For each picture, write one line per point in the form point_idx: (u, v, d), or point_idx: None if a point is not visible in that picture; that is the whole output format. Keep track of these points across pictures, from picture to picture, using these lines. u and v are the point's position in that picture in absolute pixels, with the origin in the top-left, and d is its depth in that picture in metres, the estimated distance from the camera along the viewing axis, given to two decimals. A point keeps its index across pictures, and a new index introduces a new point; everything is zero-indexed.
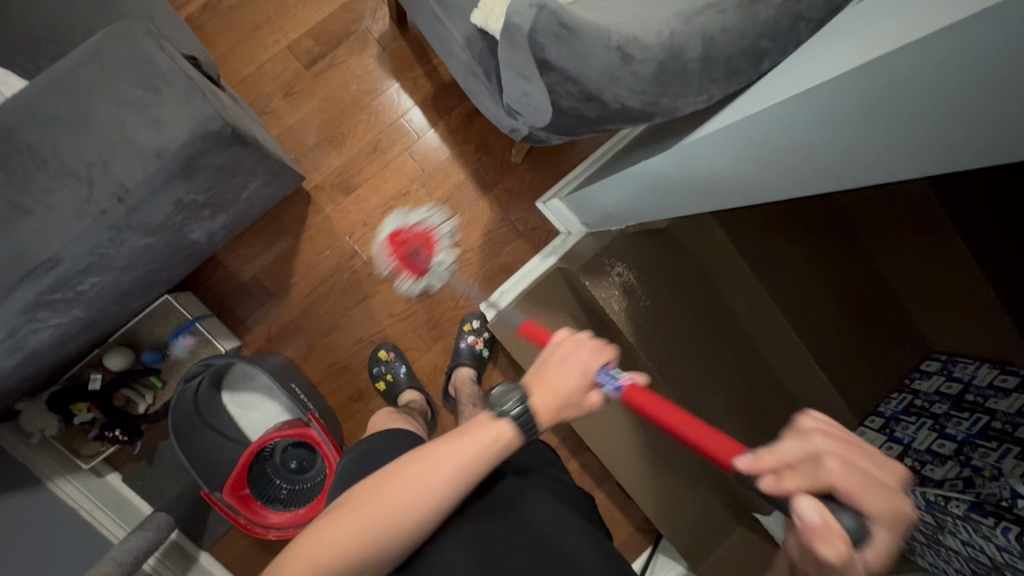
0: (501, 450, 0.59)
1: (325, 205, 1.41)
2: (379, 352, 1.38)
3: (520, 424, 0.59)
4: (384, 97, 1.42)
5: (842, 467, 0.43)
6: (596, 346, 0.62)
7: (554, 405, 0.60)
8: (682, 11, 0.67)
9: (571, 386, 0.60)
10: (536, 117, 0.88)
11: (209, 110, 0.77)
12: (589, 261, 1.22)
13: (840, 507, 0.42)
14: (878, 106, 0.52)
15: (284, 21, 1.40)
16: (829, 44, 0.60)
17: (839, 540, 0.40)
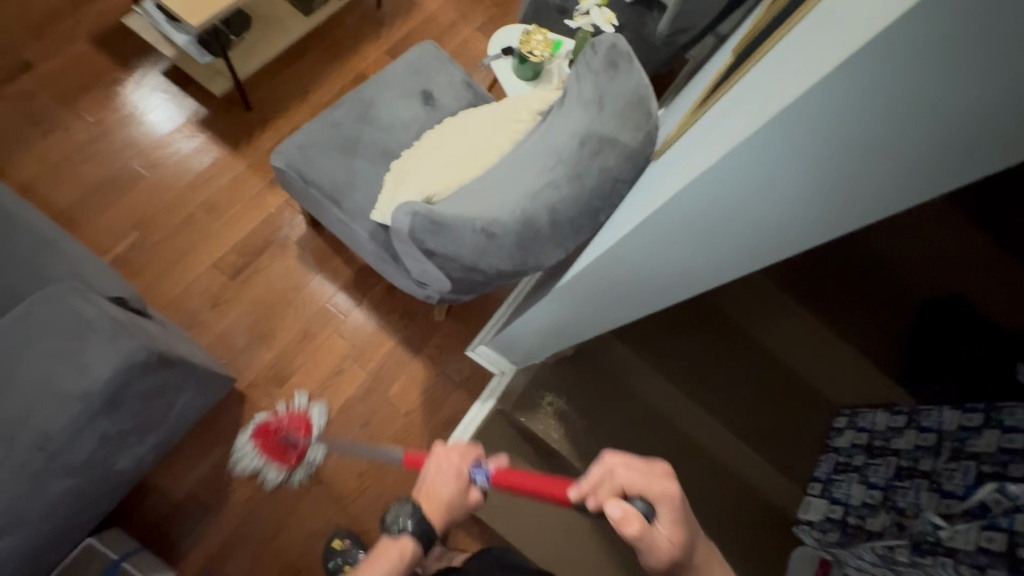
0: (408, 560, 0.71)
1: (261, 400, 1.43)
2: (333, 542, 1.32)
3: (417, 533, 0.71)
4: (308, 288, 1.55)
5: (625, 471, 0.64)
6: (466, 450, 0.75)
7: (441, 506, 0.73)
8: (527, 193, 0.87)
9: (449, 490, 0.73)
10: (439, 285, 1.01)
11: (133, 345, 0.85)
12: (520, 397, 1.31)
13: (633, 498, 0.63)
14: (694, 220, 0.67)
15: (208, 243, 1.55)
16: (646, 199, 0.79)
17: (635, 522, 0.61)
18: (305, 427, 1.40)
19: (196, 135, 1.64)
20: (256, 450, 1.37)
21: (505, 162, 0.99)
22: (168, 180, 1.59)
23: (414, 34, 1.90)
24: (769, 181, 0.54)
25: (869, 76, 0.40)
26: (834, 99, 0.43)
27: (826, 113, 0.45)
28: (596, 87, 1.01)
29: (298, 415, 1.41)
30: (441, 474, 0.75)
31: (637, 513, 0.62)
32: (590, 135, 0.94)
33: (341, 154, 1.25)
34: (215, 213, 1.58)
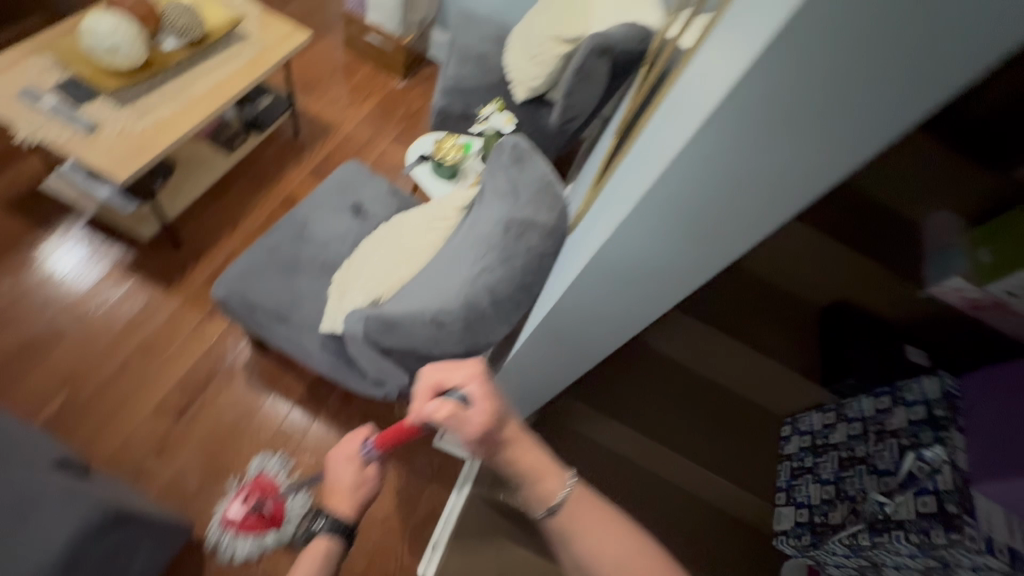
0: (332, 550, 0.84)
1: (223, 543, 1.34)
2: None
3: (331, 525, 0.84)
4: (261, 412, 1.52)
5: (437, 377, 0.75)
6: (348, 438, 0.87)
7: (350, 494, 0.86)
8: (466, 280, 0.96)
9: (350, 476, 0.86)
10: (400, 381, 1.05)
11: (92, 504, 0.86)
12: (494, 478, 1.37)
13: (449, 391, 0.73)
14: (651, 234, 0.71)
15: (147, 386, 1.49)
16: (573, 260, 0.90)
17: (449, 405, 0.69)
18: (268, 487, 1.35)
19: (125, 281, 1.63)
20: (241, 535, 1.34)
21: (441, 257, 1.09)
22: (99, 330, 1.54)
23: (335, 153, 2.06)
24: (711, 178, 0.60)
25: (740, 123, 0.53)
26: (776, 71, 0.48)
27: (707, 149, 0.57)
28: (508, 180, 1.16)
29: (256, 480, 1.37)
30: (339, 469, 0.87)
31: (453, 403, 0.70)
32: (512, 221, 1.06)
33: (282, 274, 1.31)
34: (153, 355, 1.54)
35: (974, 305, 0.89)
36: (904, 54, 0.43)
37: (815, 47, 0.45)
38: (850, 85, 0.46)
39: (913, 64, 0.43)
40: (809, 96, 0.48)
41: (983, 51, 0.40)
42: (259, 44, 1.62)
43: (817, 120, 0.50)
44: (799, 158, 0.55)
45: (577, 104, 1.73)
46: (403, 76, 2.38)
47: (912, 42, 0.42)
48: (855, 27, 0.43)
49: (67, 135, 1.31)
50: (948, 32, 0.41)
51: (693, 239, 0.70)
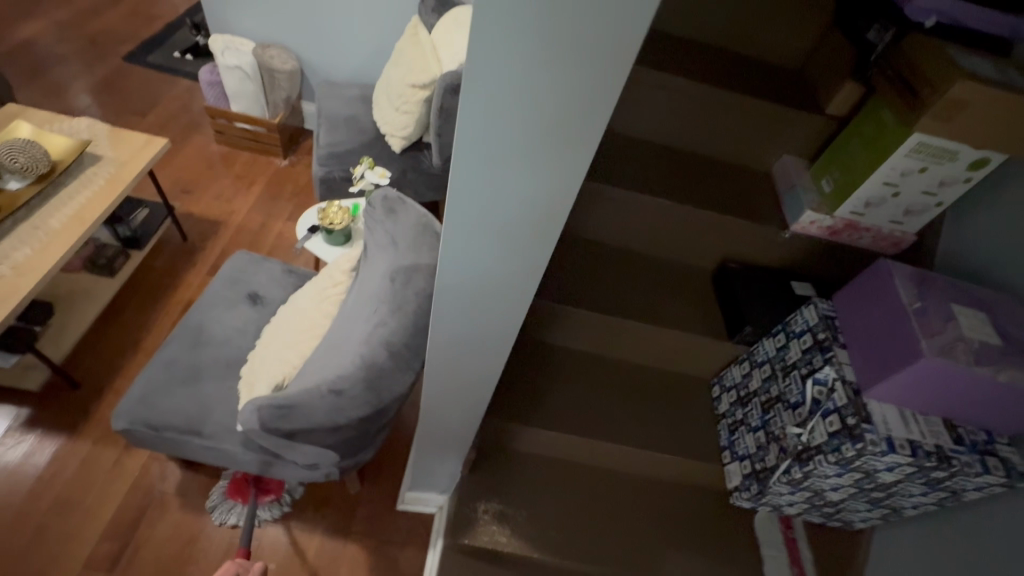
0: None
1: None
2: None
3: None
4: (206, 535, 1.42)
5: None
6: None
7: None
8: (359, 342, 0.97)
9: None
10: (324, 459, 1.02)
11: None
12: (454, 520, 1.29)
13: None
14: (479, 281, 0.73)
15: (71, 544, 1.37)
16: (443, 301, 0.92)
17: None
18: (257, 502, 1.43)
19: (23, 438, 1.50)
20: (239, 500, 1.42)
21: (336, 324, 1.09)
22: (4, 499, 1.41)
23: (230, 246, 2.01)
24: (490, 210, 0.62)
25: (478, 169, 0.58)
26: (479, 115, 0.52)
27: (472, 190, 0.60)
28: (385, 233, 1.18)
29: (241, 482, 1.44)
30: None
31: None
32: (395, 271, 1.08)
33: (186, 385, 1.25)
34: (70, 509, 1.41)
35: (830, 231, 1.13)
36: (561, 68, 0.48)
37: (495, 88, 0.50)
38: (543, 100, 0.51)
39: (574, 74, 0.48)
40: (519, 125, 0.53)
41: (609, 53, 0.47)
42: (114, 162, 1.58)
43: (540, 139, 0.54)
44: (546, 175, 0.58)
45: (452, 142, 1.79)
46: (285, 155, 2.37)
47: (562, 59, 0.47)
48: (509, 63, 0.48)
49: None
50: (581, 47, 0.47)
51: (517, 271, 0.71)
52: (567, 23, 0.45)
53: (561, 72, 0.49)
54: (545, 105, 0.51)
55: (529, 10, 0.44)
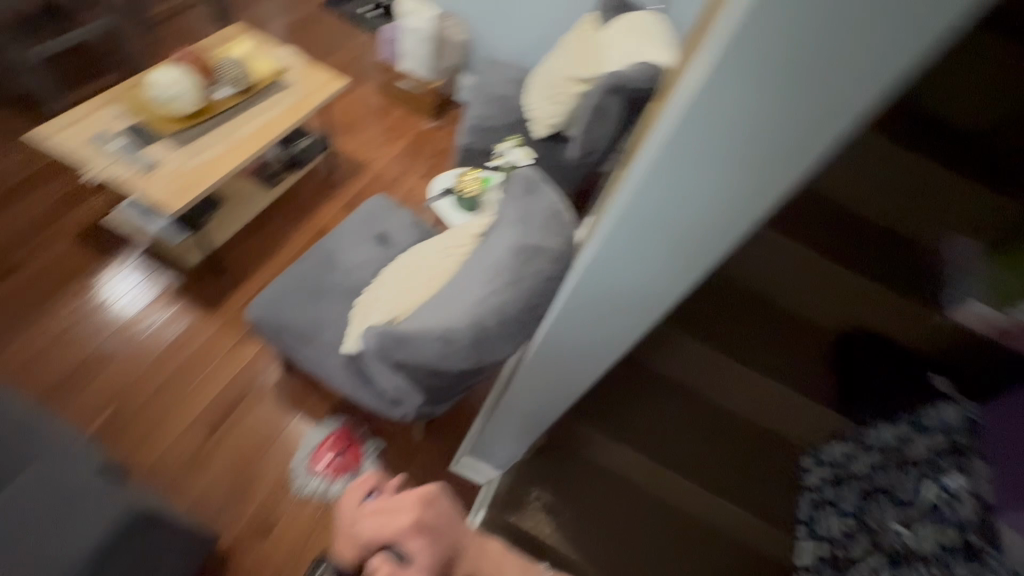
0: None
1: (245, 558, 1.39)
2: None
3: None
4: (287, 432, 1.58)
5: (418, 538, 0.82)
6: (365, 481, 1.00)
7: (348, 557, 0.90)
8: (475, 300, 1.02)
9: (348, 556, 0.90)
10: (410, 399, 1.09)
11: (126, 506, 0.92)
12: (507, 498, 1.37)
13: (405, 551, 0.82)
14: (618, 277, 0.75)
15: (185, 404, 1.59)
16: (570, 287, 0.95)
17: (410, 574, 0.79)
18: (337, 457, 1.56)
19: (171, 305, 1.76)
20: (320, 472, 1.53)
21: (455, 281, 1.16)
22: (145, 351, 1.67)
23: (366, 189, 2.19)
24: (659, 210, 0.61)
25: (664, 173, 0.57)
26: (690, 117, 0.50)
27: (645, 192, 0.60)
28: (518, 211, 1.23)
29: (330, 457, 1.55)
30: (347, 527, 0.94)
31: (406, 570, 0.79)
32: (520, 248, 1.13)
33: (309, 299, 1.39)
34: (190, 374, 1.64)
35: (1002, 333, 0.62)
36: (808, 96, 0.45)
37: (714, 97, 0.48)
38: (762, 121, 0.48)
39: (791, 104, 0.46)
40: (724, 137, 0.51)
41: (847, 101, 0.44)
42: (298, 92, 1.78)
43: (731, 159, 0.52)
44: (730, 193, 0.56)
45: (594, 140, 1.82)
46: (433, 118, 2.53)
47: (793, 88, 0.45)
48: (739, 80, 0.46)
49: (128, 172, 1.47)
50: (824, 79, 0.44)
51: (658, 279, 0.72)
52: (817, 54, 0.42)
53: (796, 97, 0.45)
54: (765, 125, 0.49)
55: (788, 23, 0.42)
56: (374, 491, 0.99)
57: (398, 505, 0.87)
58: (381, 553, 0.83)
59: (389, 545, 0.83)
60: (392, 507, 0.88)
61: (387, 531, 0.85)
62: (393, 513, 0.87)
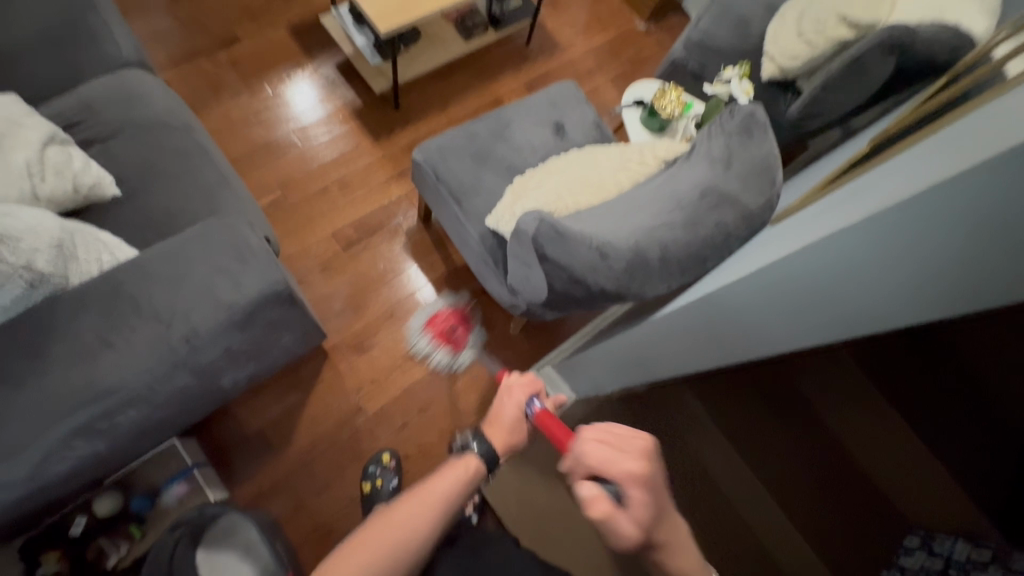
0: (471, 476, 0.85)
1: (340, 362, 1.56)
2: (382, 454, 1.46)
3: (483, 458, 0.87)
4: (404, 276, 1.69)
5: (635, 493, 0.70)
6: (529, 384, 0.90)
7: (506, 441, 0.90)
8: (644, 228, 0.94)
9: (513, 418, 0.90)
10: (533, 292, 1.08)
11: (279, 276, 0.97)
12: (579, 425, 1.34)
13: (607, 479, 0.71)
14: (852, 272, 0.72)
15: (333, 214, 1.73)
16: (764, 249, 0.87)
17: (597, 502, 0.69)
18: (464, 321, 1.67)
19: (348, 121, 1.86)
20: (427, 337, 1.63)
21: (625, 198, 1.06)
22: (316, 156, 1.80)
23: (552, 74, 2.07)
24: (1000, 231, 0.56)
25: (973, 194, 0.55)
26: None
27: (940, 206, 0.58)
28: (725, 149, 1.07)
29: (456, 311, 1.68)
30: (505, 402, 0.90)
31: (602, 494, 0.70)
32: (709, 190, 1.01)
33: (473, 162, 1.38)
34: (345, 190, 1.77)
35: None
36: None
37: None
38: None
39: None
40: None
41: None
42: None
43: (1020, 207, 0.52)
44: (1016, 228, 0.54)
45: (829, 103, 1.48)
46: (646, 21, 2.26)
47: None
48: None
49: None
50: None
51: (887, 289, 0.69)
52: None
53: None
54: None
55: None
56: (539, 397, 0.89)
57: (630, 445, 0.73)
58: (592, 447, 0.72)
59: (617, 477, 0.70)
60: (621, 441, 0.73)
61: (614, 454, 0.72)
62: (622, 448, 0.72)
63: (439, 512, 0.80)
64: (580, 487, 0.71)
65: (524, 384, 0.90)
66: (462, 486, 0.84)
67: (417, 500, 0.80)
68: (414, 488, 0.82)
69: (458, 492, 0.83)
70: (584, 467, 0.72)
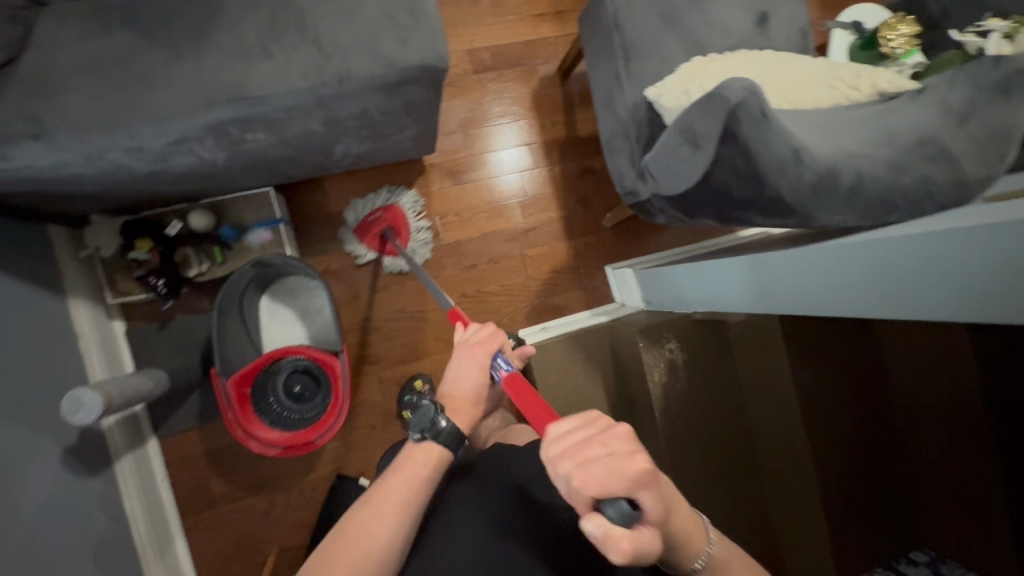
0: (438, 465, 0.74)
1: (433, 183, 1.53)
2: (415, 381, 1.45)
3: (448, 437, 0.75)
4: (522, 124, 1.60)
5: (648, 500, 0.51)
6: (489, 342, 0.81)
7: (471, 407, 0.79)
8: (844, 152, 0.83)
9: (474, 383, 0.80)
10: (669, 185, 0.97)
11: (444, 51, 0.88)
12: (648, 327, 1.29)
13: (604, 503, 0.49)
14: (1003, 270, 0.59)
15: (476, 30, 1.59)
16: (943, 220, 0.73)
17: (619, 546, 0.48)
18: (398, 225, 1.44)
19: None
20: (367, 247, 1.45)
21: (823, 117, 0.94)
22: None
23: None
24: None
25: None
26: None
27: None
28: (967, 104, 0.91)
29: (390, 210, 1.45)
30: (464, 367, 0.80)
31: (619, 531, 0.49)
32: (930, 141, 0.87)
33: (660, 20, 1.21)
34: (496, 8, 1.60)
35: None
36: None
37: None
38: None
39: None
40: None
41: None
42: None
43: None
44: None
45: None
46: None
47: None
48: None
49: None
50: None
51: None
52: None
53: None
54: None
55: None
56: (502, 355, 0.81)
57: (614, 445, 0.51)
58: (580, 477, 0.50)
59: (622, 492, 0.49)
60: (603, 435, 0.52)
61: (612, 467, 0.50)
62: (608, 453, 0.51)
63: (402, 515, 0.69)
64: (586, 522, 0.49)
65: (484, 343, 0.81)
66: (429, 475, 0.73)
67: (378, 504, 0.69)
68: (367, 495, 0.71)
69: (419, 489, 0.72)
70: (582, 499, 0.50)
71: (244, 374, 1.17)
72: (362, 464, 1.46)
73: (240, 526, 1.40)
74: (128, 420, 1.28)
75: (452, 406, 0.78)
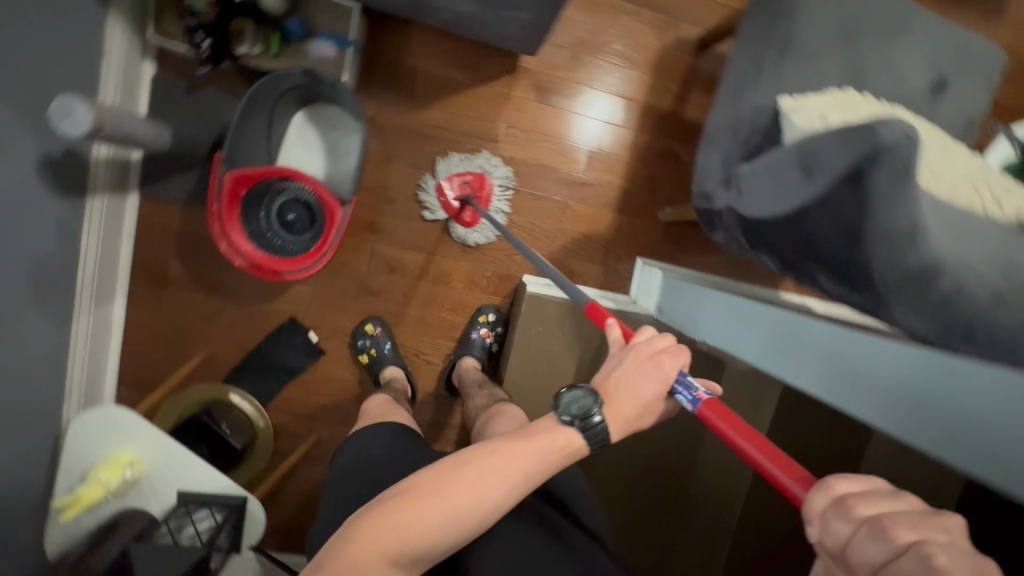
0: (568, 455, 0.70)
1: (517, 88, 1.41)
2: (366, 325, 1.41)
3: (590, 432, 0.69)
4: (635, 75, 1.45)
5: None
6: (671, 351, 0.70)
7: (631, 411, 0.69)
8: (959, 258, 0.72)
9: (645, 394, 0.69)
10: (752, 210, 0.88)
11: None
12: None
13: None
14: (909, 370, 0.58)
15: None
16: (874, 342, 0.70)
17: None
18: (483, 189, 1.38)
19: None
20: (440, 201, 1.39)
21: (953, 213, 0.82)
22: None
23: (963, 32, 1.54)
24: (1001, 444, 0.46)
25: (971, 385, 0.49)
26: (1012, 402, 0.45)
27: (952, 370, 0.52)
28: None
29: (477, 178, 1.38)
30: (636, 375, 0.70)
31: None
32: None
33: (835, 30, 1.05)
34: None
35: None
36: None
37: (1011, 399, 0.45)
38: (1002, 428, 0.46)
39: None
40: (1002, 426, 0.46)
41: None
42: None
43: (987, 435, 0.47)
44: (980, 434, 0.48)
45: None
46: None
47: None
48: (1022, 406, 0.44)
49: None
50: None
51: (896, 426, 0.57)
52: None
53: None
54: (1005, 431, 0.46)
55: None
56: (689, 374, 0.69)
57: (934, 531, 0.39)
58: (937, 555, 0.36)
59: None
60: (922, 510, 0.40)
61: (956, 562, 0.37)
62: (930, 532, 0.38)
63: (517, 486, 0.66)
64: None
65: (669, 352, 0.70)
66: (553, 459, 0.69)
67: (501, 455, 0.67)
68: (491, 443, 0.68)
69: (541, 465, 0.68)
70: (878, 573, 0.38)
71: (247, 174, 1.09)
72: (319, 320, 1.42)
73: (182, 317, 1.37)
74: (118, 163, 1.22)
75: (612, 402, 0.70)
